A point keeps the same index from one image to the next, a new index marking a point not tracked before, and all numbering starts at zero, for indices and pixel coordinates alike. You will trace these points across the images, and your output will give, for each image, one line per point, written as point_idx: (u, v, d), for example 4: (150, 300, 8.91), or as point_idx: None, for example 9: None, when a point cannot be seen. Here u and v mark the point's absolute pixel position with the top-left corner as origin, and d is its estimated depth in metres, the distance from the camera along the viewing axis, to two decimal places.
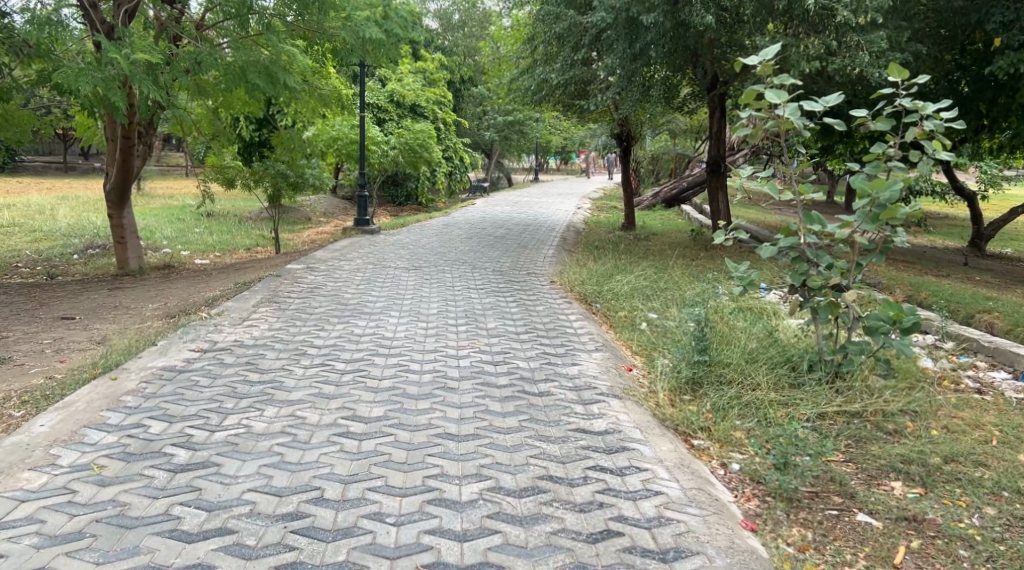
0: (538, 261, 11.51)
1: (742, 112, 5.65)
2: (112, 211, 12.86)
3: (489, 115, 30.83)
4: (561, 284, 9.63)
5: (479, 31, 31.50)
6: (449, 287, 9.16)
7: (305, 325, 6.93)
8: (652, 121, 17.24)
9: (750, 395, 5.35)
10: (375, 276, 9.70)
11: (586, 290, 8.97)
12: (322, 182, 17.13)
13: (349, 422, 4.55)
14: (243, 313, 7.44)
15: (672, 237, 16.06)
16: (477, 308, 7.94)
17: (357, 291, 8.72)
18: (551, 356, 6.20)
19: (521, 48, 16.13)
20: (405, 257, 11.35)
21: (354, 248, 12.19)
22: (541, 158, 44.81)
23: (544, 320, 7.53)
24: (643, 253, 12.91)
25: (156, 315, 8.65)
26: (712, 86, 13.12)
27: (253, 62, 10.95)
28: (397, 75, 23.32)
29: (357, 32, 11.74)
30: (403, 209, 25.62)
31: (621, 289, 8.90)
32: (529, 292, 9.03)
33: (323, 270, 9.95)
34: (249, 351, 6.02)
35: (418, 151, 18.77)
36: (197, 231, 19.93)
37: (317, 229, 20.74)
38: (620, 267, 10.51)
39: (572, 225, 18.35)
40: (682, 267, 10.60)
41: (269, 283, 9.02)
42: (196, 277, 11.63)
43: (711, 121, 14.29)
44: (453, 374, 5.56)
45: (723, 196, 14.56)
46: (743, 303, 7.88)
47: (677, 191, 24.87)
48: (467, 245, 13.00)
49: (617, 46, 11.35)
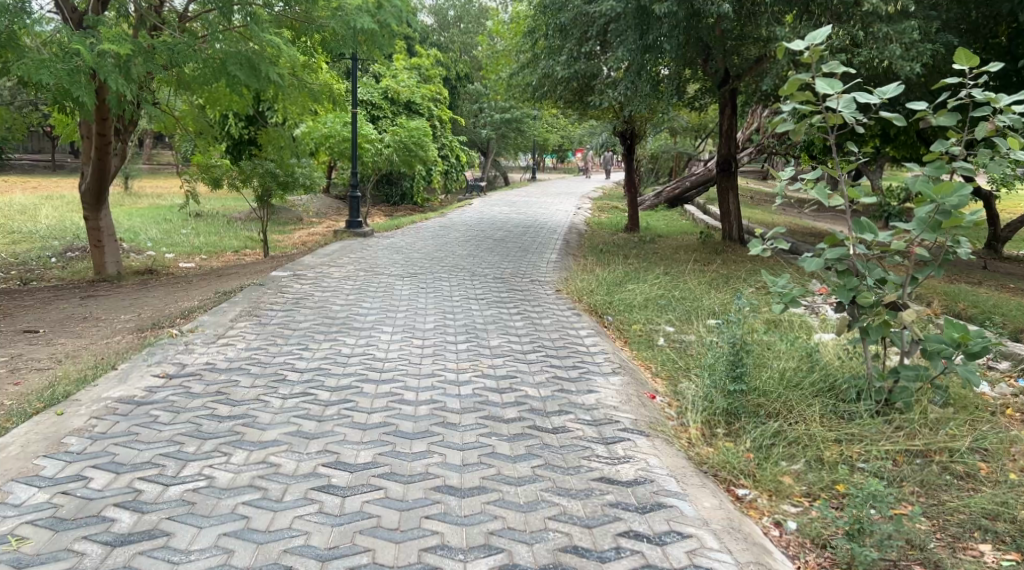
0: (540, 266, 10.81)
1: (783, 106, 4.94)
2: (89, 213, 12.11)
3: (485, 112, 30.11)
4: (568, 293, 8.92)
5: (475, 27, 30.76)
6: (446, 297, 8.44)
7: (287, 344, 6.21)
8: (657, 118, 16.52)
9: (794, 430, 4.66)
10: (366, 285, 8.98)
11: (595, 300, 8.26)
12: (313, 181, 16.36)
13: (331, 471, 3.84)
14: (219, 329, 6.71)
15: (679, 240, 15.37)
16: (477, 323, 7.22)
17: (347, 302, 8.00)
18: (562, 381, 5.49)
19: (522, 42, 15.42)
20: (398, 263, 10.63)
21: (346, 252, 11.47)
22: (538, 157, 44.07)
23: (552, 337, 6.81)
24: (651, 258, 12.20)
25: (127, 329, 7.90)
26: (725, 81, 12.42)
27: (236, 54, 10.22)
28: (392, 72, 22.58)
29: (349, 22, 11.04)
30: (398, 209, 24.91)
31: (634, 299, 8.19)
32: (533, 303, 8.31)
33: (310, 278, 9.24)
34: (221, 376, 5.30)
35: (415, 150, 18.05)
36: (184, 233, 19.18)
37: (307, 230, 19.96)
38: (630, 273, 9.80)
39: (574, 226, 17.66)
40: (698, 276, 9.89)
41: (251, 293, 8.30)
42: (177, 284, 10.87)
43: (721, 119, 13.60)
44: (453, 406, 4.83)
45: (732, 197, 13.93)
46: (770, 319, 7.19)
47: (680, 191, 24.20)
48: (466, 249, 12.30)
49: (626, 38, 10.66)
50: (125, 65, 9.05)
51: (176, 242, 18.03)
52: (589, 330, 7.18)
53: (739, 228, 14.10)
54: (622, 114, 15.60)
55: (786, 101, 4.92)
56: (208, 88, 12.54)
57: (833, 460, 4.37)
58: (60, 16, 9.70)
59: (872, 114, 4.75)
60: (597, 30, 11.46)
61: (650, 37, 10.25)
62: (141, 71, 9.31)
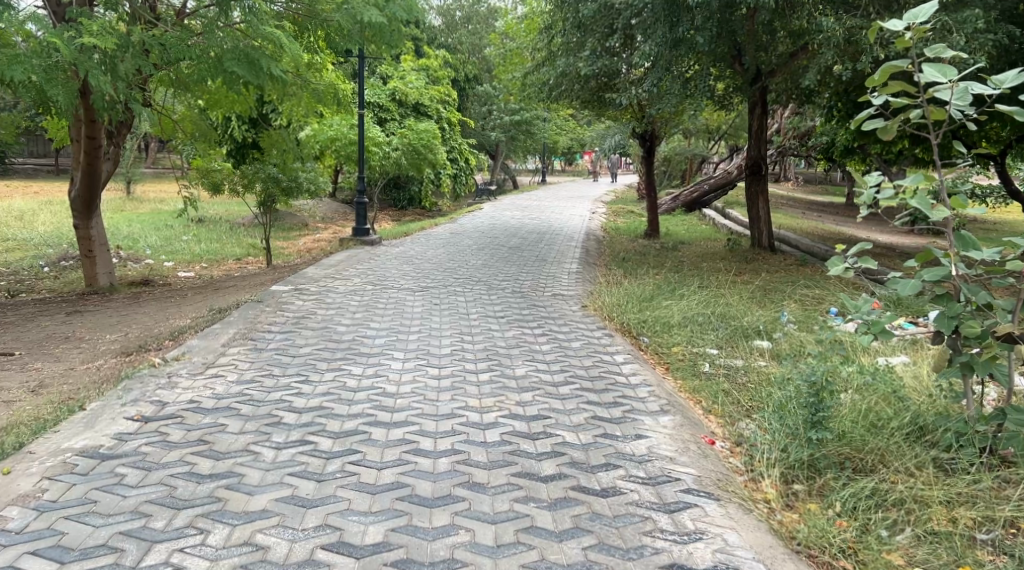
0: (561, 278, 10.04)
1: (874, 100, 4.15)
2: (79, 220, 11.38)
3: (494, 114, 29.38)
4: (596, 310, 8.12)
5: (484, 27, 30.02)
6: (462, 316, 7.65)
7: (284, 376, 5.44)
8: (678, 119, 15.73)
9: (894, 489, 3.82)
10: (374, 301, 8.20)
11: (628, 318, 7.48)
12: (318, 186, 15.60)
13: (332, 557, 3.13)
14: (209, 356, 5.94)
15: (704, 247, 14.58)
16: (499, 347, 6.43)
17: (353, 321, 7.24)
18: (605, 422, 4.68)
19: (536, 39, 14.68)
20: (408, 275, 9.86)
21: (352, 263, 10.71)
22: (548, 159, 43.28)
23: (584, 364, 6.01)
24: (678, 268, 11.43)
25: (111, 353, 7.15)
26: (757, 78, 11.65)
27: (233, 48, 9.41)
28: (400, 73, 21.87)
29: (354, 15, 10.27)
30: (406, 214, 24.17)
31: (671, 319, 7.41)
32: (558, 322, 7.52)
33: (314, 293, 8.47)
34: (205, 419, 4.54)
35: (423, 152, 17.29)
36: (185, 240, 18.46)
37: (313, 236, 19.23)
38: (663, 287, 9.01)
39: (591, 232, 16.89)
40: (736, 291, 9.11)
41: (247, 312, 7.52)
42: (171, 298, 10.11)
43: (752, 118, 12.86)
44: (480, 460, 4.04)
45: (762, 203, 13.18)
46: (829, 345, 6.42)
47: (697, 196, 23.39)
48: (479, 259, 11.52)
49: (654, 31, 9.84)
50: (110, 61, 8.31)
51: (176, 249, 17.32)
52: (627, 355, 6.36)
53: (769, 235, 13.35)
54: (643, 114, 14.81)
55: (877, 93, 4.14)
56: (206, 88, 11.83)
57: (947, 532, 3.52)
58: (42, 9, 8.97)
59: (984, 107, 3.96)
60: (620, 23, 10.68)
61: (681, 30, 9.47)
62: (129, 68, 8.56)
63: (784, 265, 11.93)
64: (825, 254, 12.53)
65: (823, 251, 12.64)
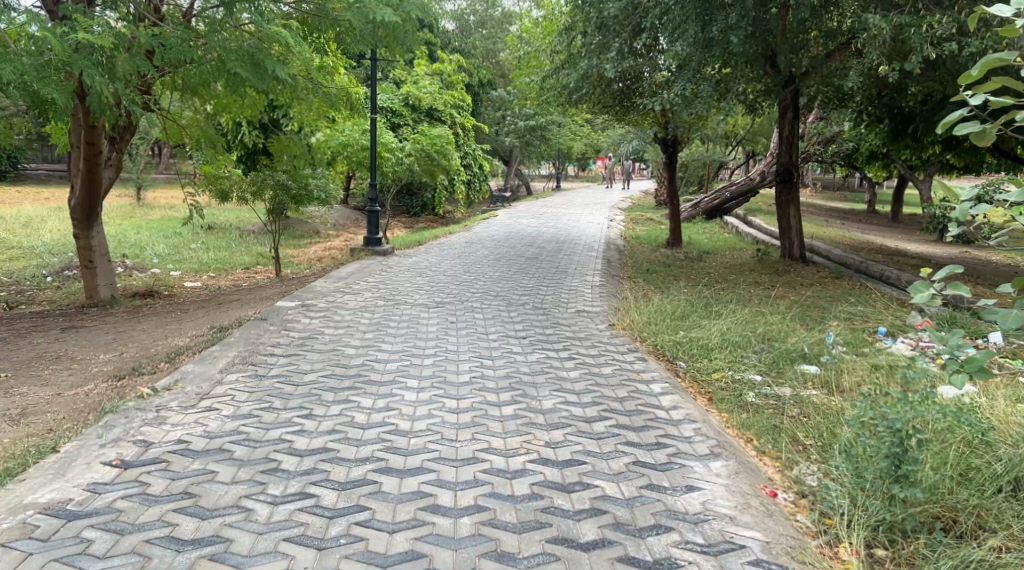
0: (584, 292, 9.48)
1: (970, 99, 3.56)
2: (79, 230, 10.87)
3: (508, 119, 28.83)
4: (625, 329, 7.56)
5: (499, 32, 29.50)
6: (480, 336, 7.07)
7: (286, 410, 4.87)
8: (702, 124, 15.16)
9: (999, 561, 3.29)
10: (385, 318, 7.66)
11: (661, 341, 6.90)
12: (329, 194, 15.10)
13: None
14: (205, 383, 5.39)
15: (731, 258, 14.00)
16: (522, 374, 5.85)
17: (364, 342, 6.70)
18: (649, 470, 4.11)
19: (556, 42, 14.13)
20: (421, 289, 9.31)
21: (363, 276, 10.16)
22: (563, 166, 42.68)
23: (618, 394, 5.42)
24: (707, 282, 10.86)
25: (103, 377, 6.62)
26: (791, 81, 11.09)
27: (237, 48, 8.85)
28: (413, 77, 21.37)
29: (366, 15, 9.70)
30: (419, 221, 23.66)
31: (707, 342, 6.84)
32: (584, 343, 6.94)
33: (322, 310, 7.92)
34: (193, 464, 4.00)
35: (438, 159, 16.77)
36: (193, 248, 17.99)
37: (324, 244, 18.75)
38: (695, 304, 8.44)
39: (611, 241, 16.32)
40: (774, 309, 8.54)
41: (249, 331, 6.97)
42: (173, 312, 9.58)
43: (782, 124, 12.35)
44: (508, 520, 3.52)
45: (793, 211, 12.60)
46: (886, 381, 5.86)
47: (718, 203, 22.88)
48: (497, 272, 10.97)
49: (684, 30, 9.28)
50: (108, 61, 7.82)
51: (184, 258, 16.84)
52: (663, 383, 5.77)
53: (800, 245, 12.77)
54: (667, 118, 14.24)
55: (973, 92, 3.55)
56: (213, 91, 11.37)
57: None
58: (37, 8, 8.48)
59: None
60: (647, 22, 10.12)
61: (714, 30, 8.89)
62: (127, 69, 8.04)
63: (819, 279, 11.33)
64: (861, 266, 11.93)
65: (859, 263, 12.04)
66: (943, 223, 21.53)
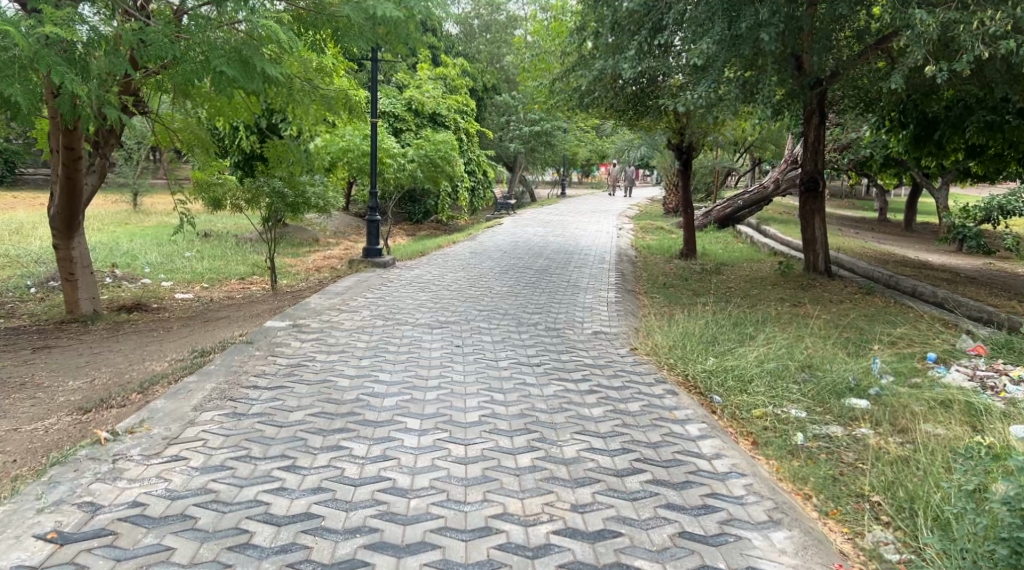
0: (599, 310, 8.80)
1: None
2: (58, 240, 10.16)
3: (512, 125, 28.19)
4: (648, 354, 6.86)
5: (505, 36, 28.89)
6: (489, 362, 6.35)
7: (264, 460, 4.17)
8: (719, 128, 14.48)
9: None
10: (384, 342, 6.94)
11: (691, 370, 6.18)
12: (327, 201, 14.43)
13: None
14: (174, 424, 4.69)
15: (750, 271, 13.31)
16: (539, 412, 5.11)
17: (361, 370, 6.00)
18: (699, 545, 3.52)
19: (567, 42, 13.46)
20: (423, 306, 8.59)
21: (362, 290, 9.45)
22: (569, 172, 41.95)
23: (650, 438, 4.70)
24: (728, 299, 10.18)
25: (67, 409, 5.90)
26: (817, 84, 10.49)
27: (224, 46, 8.17)
28: (416, 82, 20.77)
29: (365, 10, 9.01)
30: (421, 228, 23.04)
31: (745, 372, 6.11)
32: (604, 371, 6.20)
33: (315, 332, 7.21)
34: (146, 538, 3.40)
35: (441, 165, 16.11)
36: (187, 257, 17.29)
37: (323, 253, 18.12)
38: (724, 326, 7.73)
39: (622, 251, 15.61)
40: (809, 332, 7.83)
41: (233, 357, 6.27)
42: (157, 329, 8.88)
43: (808, 129, 11.72)
44: None
45: (818, 222, 11.91)
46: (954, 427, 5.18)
47: (730, 211, 22.23)
48: (505, 286, 10.26)
49: (710, 27, 8.61)
50: (80, 59, 7.15)
51: (177, 267, 16.19)
52: (701, 423, 5.05)
53: (825, 258, 12.09)
54: (682, 119, 13.57)
55: None
56: (206, 93, 10.77)
57: None
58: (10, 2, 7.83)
59: None
60: (668, 18, 9.47)
61: (744, 25, 8.23)
62: (103, 68, 7.38)
63: (848, 295, 10.65)
64: (892, 281, 11.24)
65: (889, 278, 11.35)
66: (962, 232, 20.86)
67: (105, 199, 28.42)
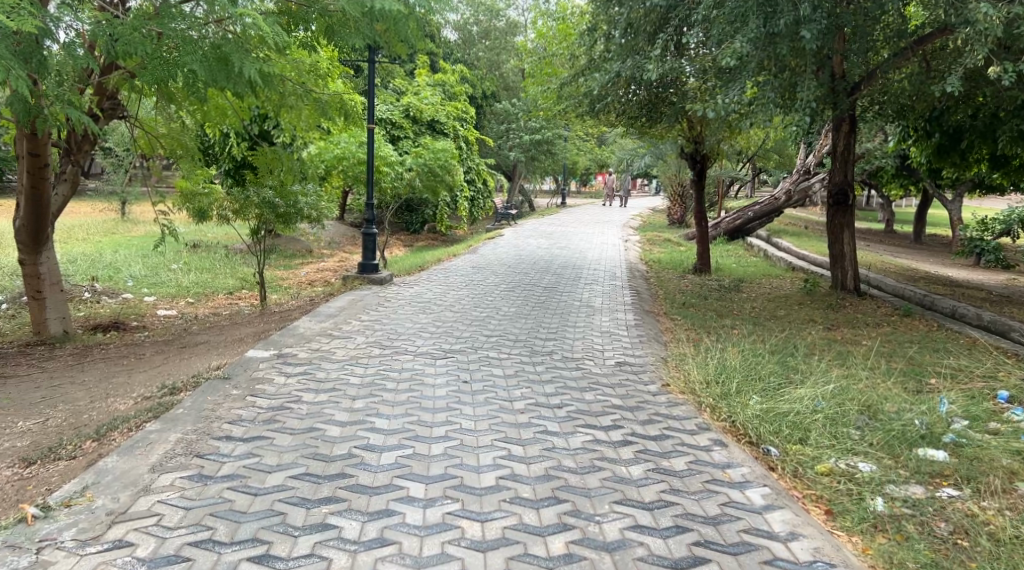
0: (618, 335, 7.96)
1: None
2: (24, 255, 9.28)
3: (513, 133, 27.32)
4: (681, 391, 6.01)
5: (506, 42, 28.09)
6: (501, 403, 5.48)
7: (232, 548, 3.44)
8: (736, 136, 13.68)
9: None
10: (381, 376, 6.06)
11: (737, 414, 5.34)
12: (320, 212, 13.47)
13: None
14: (125, 490, 3.85)
15: (772, 288, 12.51)
16: (567, 472, 4.29)
17: (354, 413, 5.15)
18: None
19: (576, 43, 12.66)
20: (424, 331, 7.72)
21: (357, 312, 8.58)
22: (568, 182, 41.08)
23: (708, 511, 3.95)
24: (756, 321, 9.37)
25: (9, 458, 5.02)
26: (850, 92, 9.88)
27: (202, 44, 7.18)
28: (414, 88, 19.96)
29: (361, 3, 8.16)
30: (418, 238, 22.22)
31: (799, 418, 5.27)
32: (637, 415, 5.35)
33: (303, 364, 6.33)
34: None
35: (441, 174, 15.26)
36: (173, 270, 16.39)
37: (316, 265, 17.27)
38: (763, 356, 6.89)
39: (633, 266, 14.78)
40: (857, 363, 6.99)
41: (206, 397, 5.41)
42: (128, 355, 7.98)
43: (836, 137, 11.03)
44: None
45: (847, 237, 11.13)
46: None
47: (740, 223, 21.42)
48: (512, 307, 9.39)
49: (745, 23, 7.81)
50: (31, 53, 6.25)
51: (162, 281, 15.33)
52: (762, 487, 4.25)
53: (854, 275, 11.27)
54: (699, 125, 12.76)
55: None
56: (192, 98, 9.98)
57: None
58: None
59: None
60: (697, 16, 8.71)
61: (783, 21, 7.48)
62: (55, 65, 6.62)
63: (883, 317, 9.85)
64: (928, 301, 10.45)
65: (926, 297, 10.57)
66: (980, 246, 20.05)
67: (92, 209, 27.48)
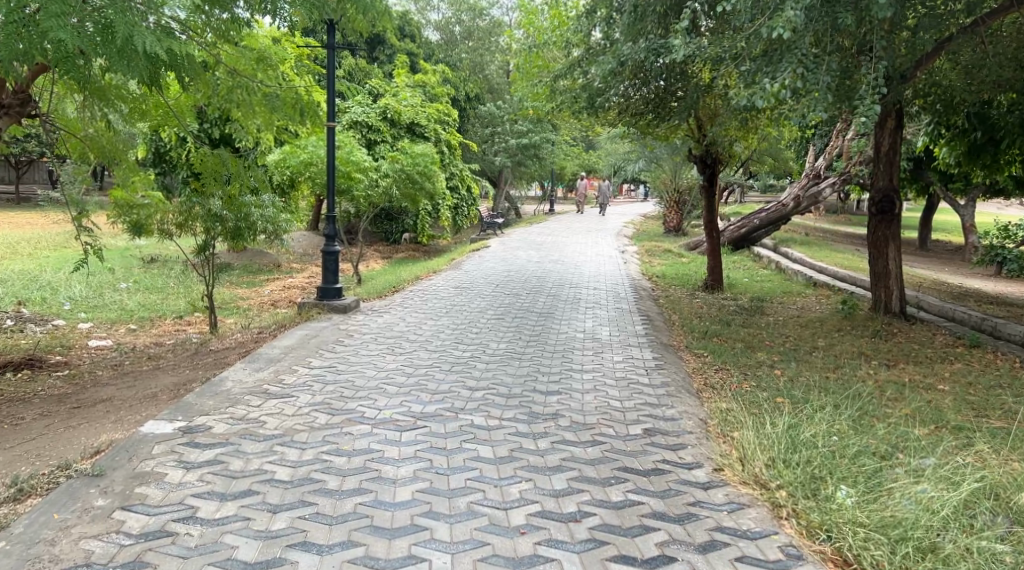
0: (638, 384, 6.25)
1: None
2: None
3: (499, 137, 25.52)
4: (744, 481, 4.30)
5: (492, 43, 26.34)
6: (492, 514, 3.78)
7: None
8: (754, 134, 12.00)
9: None
10: (323, 464, 4.33)
11: (841, 533, 3.67)
12: (279, 226, 11.65)
13: None
14: None
15: (799, 309, 10.90)
16: None
17: (274, 541, 3.47)
18: None
19: (572, 30, 10.97)
20: (389, 385, 5.93)
21: (308, 355, 6.83)
22: (557, 189, 39.29)
23: None
24: (799, 356, 7.71)
25: None
26: (905, 79, 8.33)
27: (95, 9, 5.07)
28: (390, 87, 18.20)
29: None
30: (397, 249, 20.47)
31: (928, 532, 3.62)
32: (694, 532, 3.70)
33: (216, 446, 4.56)
34: None
35: (419, 180, 13.42)
36: (119, 291, 14.51)
37: (282, 282, 15.49)
38: (836, 418, 5.19)
39: (636, 283, 13.11)
40: (959, 426, 5.33)
41: (54, 512, 3.68)
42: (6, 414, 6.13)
43: (879, 136, 9.42)
44: None
45: (893, 251, 9.52)
46: None
47: (745, 231, 19.74)
48: (503, 343, 7.64)
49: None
50: None
51: (104, 303, 13.49)
52: None
53: (900, 296, 9.63)
54: (716, 123, 11.09)
55: None
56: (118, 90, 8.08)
57: None
58: None
59: None
60: None
61: None
62: None
63: (945, 348, 8.23)
64: (991, 325, 8.83)
65: (986, 321, 8.98)
66: (1002, 254, 18.45)
67: (47, 220, 25.39)
